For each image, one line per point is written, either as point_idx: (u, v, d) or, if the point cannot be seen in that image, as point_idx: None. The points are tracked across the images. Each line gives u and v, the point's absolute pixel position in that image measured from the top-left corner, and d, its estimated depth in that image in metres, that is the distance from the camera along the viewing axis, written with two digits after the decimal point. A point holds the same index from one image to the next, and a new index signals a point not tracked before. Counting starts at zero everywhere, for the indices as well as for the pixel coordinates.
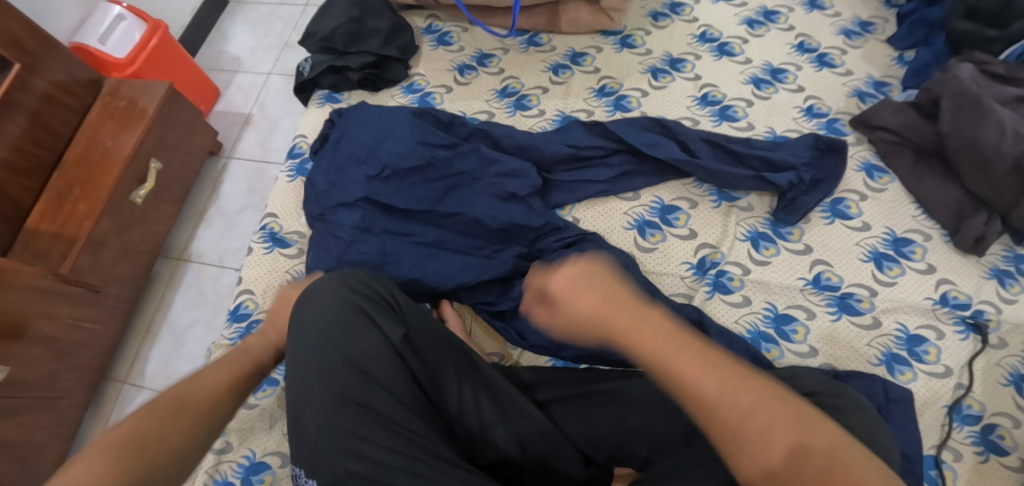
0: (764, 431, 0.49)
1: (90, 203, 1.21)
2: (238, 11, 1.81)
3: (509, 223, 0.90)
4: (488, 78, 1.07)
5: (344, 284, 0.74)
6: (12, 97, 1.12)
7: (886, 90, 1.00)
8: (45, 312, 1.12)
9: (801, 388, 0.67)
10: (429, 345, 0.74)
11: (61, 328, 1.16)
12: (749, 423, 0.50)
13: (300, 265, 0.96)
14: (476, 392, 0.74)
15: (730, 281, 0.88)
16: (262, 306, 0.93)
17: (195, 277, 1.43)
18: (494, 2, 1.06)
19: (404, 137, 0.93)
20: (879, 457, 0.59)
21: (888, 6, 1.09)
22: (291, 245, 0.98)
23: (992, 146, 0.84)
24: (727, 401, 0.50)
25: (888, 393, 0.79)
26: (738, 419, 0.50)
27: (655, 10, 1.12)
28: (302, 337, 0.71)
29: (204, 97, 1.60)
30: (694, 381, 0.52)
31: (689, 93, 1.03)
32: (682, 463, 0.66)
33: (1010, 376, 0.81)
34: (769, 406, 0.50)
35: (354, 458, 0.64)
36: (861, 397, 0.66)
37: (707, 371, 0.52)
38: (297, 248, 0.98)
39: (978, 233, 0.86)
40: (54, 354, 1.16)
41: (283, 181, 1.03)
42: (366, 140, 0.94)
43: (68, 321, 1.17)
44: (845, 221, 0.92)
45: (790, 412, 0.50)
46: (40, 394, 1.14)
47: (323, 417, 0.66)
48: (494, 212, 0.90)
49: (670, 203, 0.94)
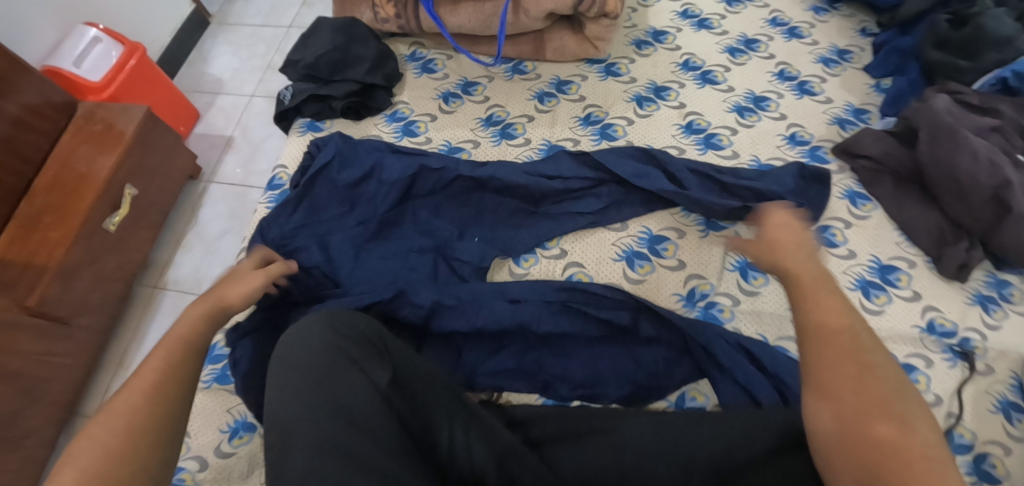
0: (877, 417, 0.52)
1: (63, 232, 1.17)
2: (219, 34, 1.78)
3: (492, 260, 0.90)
4: (473, 106, 1.06)
5: (331, 326, 0.73)
6: None
7: (865, 118, 1.02)
8: (10, 346, 1.07)
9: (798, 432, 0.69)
10: (419, 390, 0.73)
11: (27, 362, 1.11)
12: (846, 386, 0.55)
13: None
14: (468, 433, 0.72)
15: (720, 312, 0.87)
16: None
17: (172, 306, 1.38)
18: (478, 29, 1.05)
19: (392, 174, 0.94)
20: None
21: (864, 35, 1.11)
22: None
23: (969, 177, 0.85)
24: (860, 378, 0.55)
25: None
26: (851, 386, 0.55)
27: (639, 38, 1.13)
28: (285, 386, 0.68)
29: (183, 120, 1.56)
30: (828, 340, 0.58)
31: (674, 121, 1.03)
32: None
33: (998, 402, 0.81)
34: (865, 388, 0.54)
35: None
36: None
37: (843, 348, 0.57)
38: None
39: (960, 261, 0.87)
40: (23, 390, 1.11)
41: (262, 212, 0.98)
42: (355, 176, 0.95)
43: (31, 356, 1.12)
44: (831, 249, 0.92)
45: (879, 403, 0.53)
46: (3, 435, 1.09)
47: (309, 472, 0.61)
48: (483, 253, 0.90)
49: (658, 233, 0.93)
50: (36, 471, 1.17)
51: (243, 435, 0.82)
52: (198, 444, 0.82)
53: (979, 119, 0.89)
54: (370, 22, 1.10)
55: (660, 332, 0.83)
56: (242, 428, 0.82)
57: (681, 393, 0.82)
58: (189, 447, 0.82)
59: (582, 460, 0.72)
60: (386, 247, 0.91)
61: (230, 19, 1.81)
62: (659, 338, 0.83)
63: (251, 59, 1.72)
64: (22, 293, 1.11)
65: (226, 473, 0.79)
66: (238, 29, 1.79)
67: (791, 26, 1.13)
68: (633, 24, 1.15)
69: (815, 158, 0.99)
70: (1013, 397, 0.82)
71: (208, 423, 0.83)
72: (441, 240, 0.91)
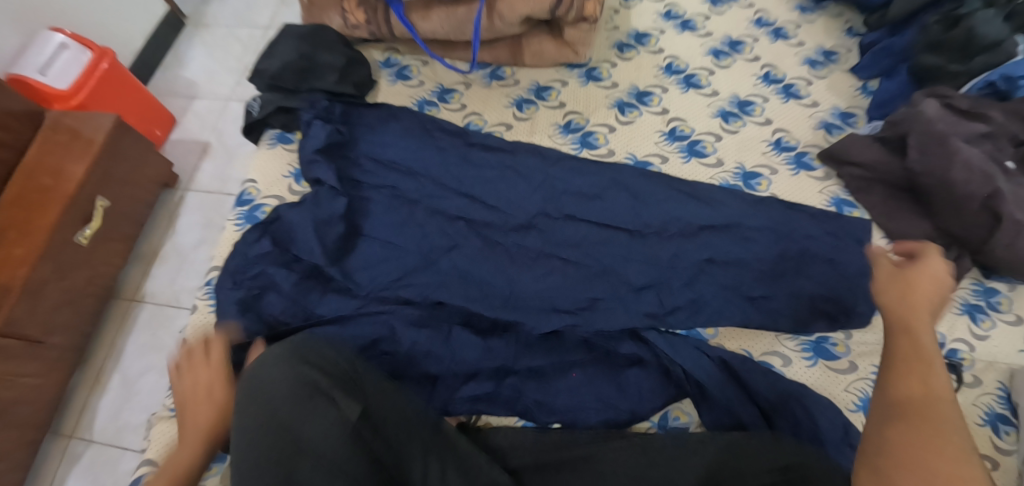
0: (913, 376, 0.54)
1: (27, 251, 1.20)
2: (194, 34, 1.76)
3: (489, 286, 0.86)
4: (450, 115, 1.02)
5: (300, 355, 0.72)
6: None
7: (852, 122, 1.00)
8: None
9: (773, 461, 0.66)
10: (391, 425, 0.71)
11: None
12: (879, 400, 0.55)
13: None
14: (442, 465, 0.71)
15: (703, 329, 0.86)
16: None
17: (148, 320, 1.46)
18: (454, 35, 1.01)
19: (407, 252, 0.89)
20: None
21: (850, 35, 1.09)
22: None
23: (961, 187, 0.82)
24: (896, 388, 0.54)
25: (850, 438, 0.75)
26: (889, 396, 0.54)
27: (620, 41, 1.09)
28: (248, 439, 0.65)
29: (159, 124, 1.57)
30: (892, 344, 0.59)
31: (657, 127, 1.00)
32: None
33: (986, 415, 0.81)
34: (911, 396, 0.52)
35: None
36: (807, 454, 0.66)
37: (902, 337, 0.59)
38: None
39: (950, 271, 0.85)
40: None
41: (230, 230, 0.95)
42: (385, 230, 0.91)
43: None
44: (809, 172, 0.96)
45: (923, 407, 0.51)
46: None
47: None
48: (474, 267, 0.88)
49: (643, 159, 0.98)
50: None
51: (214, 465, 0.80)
52: None
53: (943, 263, 0.85)
54: (341, 28, 1.06)
55: (641, 350, 0.82)
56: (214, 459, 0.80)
57: (665, 412, 0.81)
58: None
59: None
60: (370, 254, 0.89)
61: (204, 19, 1.78)
62: (642, 358, 0.82)
63: (215, 54, 1.72)
64: None
65: None
66: (209, 29, 1.76)
67: (776, 26, 1.10)
68: (614, 25, 1.12)
69: (812, 233, 0.89)
70: (1000, 409, 0.82)
71: None
72: (431, 255, 0.89)
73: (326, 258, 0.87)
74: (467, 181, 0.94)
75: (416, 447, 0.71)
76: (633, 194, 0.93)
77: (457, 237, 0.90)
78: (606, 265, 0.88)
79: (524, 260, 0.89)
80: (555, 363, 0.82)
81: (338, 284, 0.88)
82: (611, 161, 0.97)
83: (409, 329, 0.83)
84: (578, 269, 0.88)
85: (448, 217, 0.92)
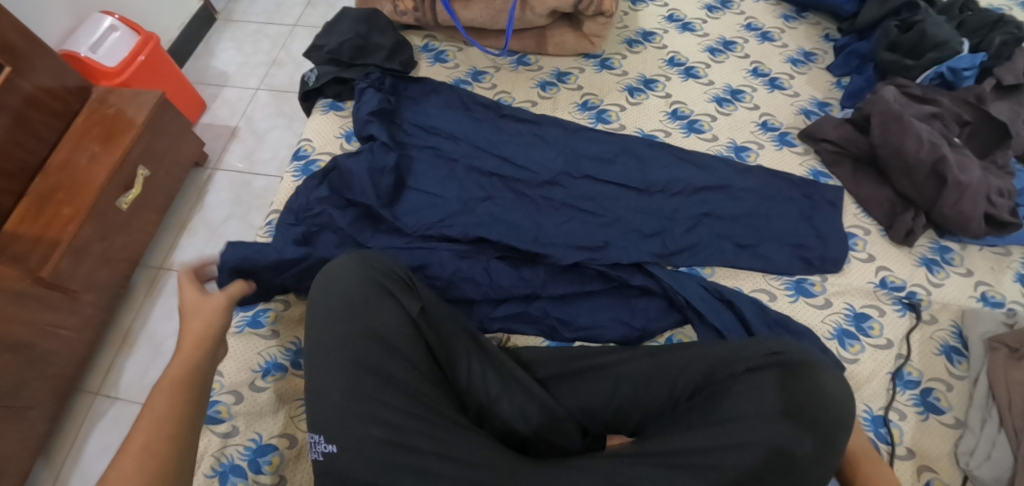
0: None
1: (76, 209, 1.21)
2: (225, 29, 1.90)
3: (520, 228, 0.99)
4: (482, 92, 1.17)
5: (366, 263, 0.81)
6: (12, 82, 1.14)
7: (828, 110, 1.17)
8: (18, 315, 1.09)
9: (767, 348, 0.77)
10: (442, 324, 0.82)
11: (34, 333, 1.13)
12: None
13: (276, 347, 0.93)
14: (484, 366, 0.81)
15: (702, 269, 0.99)
16: (229, 384, 0.89)
17: (177, 286, 1.43)
18: (489, 23, 1.17)
19: (450, 199, 1.02)
20: (829, 421, 0.70)
21: (827, 40, 1.27)
22: (264, 326, 0.95)
23: (913, 155, 0.98)
24: None
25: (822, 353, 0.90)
26: None
27: (630, 38, 1.27)
28: (321, 330, 0.76)
29: (191, 108, 1.66)
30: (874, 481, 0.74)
31: (661, 109, 1.16)
32: (669, 428, 0.75)
33: (941, 347, 0.93)
34: None
35: (376, 423, 0.70)
36: (809, 351, 0.76)
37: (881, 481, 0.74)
38: (272, 329, 0.95)
39: (908, 227, 1.00)
40: (17, 357, 1.10)
41: (287, 180, 1.07)
42: (433, 180, 1.04)
43: (38, 326, 1.13)
44: (791, 148, 1.12)
45: None
46: (6, 404, 1.09)
47: (341, 380, 0.72)
48: (507, 213, 1.01)
49: (650, 132, 1.13)
50: (36, 445, 1.17)
51: (275, 374, 0.91)
52: (230, 381, 0.90)
53: (903, 222, 1.01)
54: (389, 14, 1.22)
55: (650, 282, 0.95)
56: (273, 368, 0.91)
57: (669, 336, 0.93)
58: (222, 385, 0.89)
59: (584, 393, 0.83)
60: (415, 200, 1.02)
61: (236, 17, 1.93)
62: (651, 289, 0.95)
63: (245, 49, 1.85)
64: (34, 265, 1.15)
65: (258, 408, 0.88)
66: (240, 25, 1.91)
67: (763, 31, 1.29)
68: (624, 25, 1.29)
69: (792, 195, 1.05)
70: (953, 343, 0.93)
71: (239, 364, 0.91)
72: (469, 202, 1.02)
73: (378, 200, 1.00)
74: (500, 145, 1.08)
75: (463, 346, 0.82)
76: (642, 159, 1.08)
77: (491, 190, 1.03)
78: (619, 215, 1.02)
79: (550, 209, 1.02)
80: (577, 293, 0.95)
81: (387, 224, 1.00)
82: (622, 133, 1.12)
83: (450, 261, 0.95)
84: (596, 217, 1.01)
85: (483, 172, 1.05)
